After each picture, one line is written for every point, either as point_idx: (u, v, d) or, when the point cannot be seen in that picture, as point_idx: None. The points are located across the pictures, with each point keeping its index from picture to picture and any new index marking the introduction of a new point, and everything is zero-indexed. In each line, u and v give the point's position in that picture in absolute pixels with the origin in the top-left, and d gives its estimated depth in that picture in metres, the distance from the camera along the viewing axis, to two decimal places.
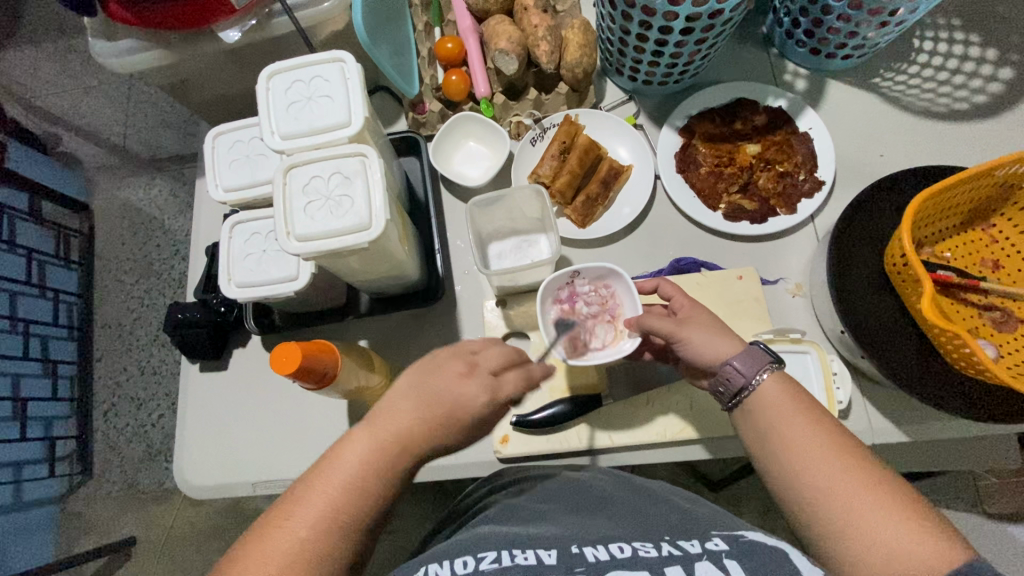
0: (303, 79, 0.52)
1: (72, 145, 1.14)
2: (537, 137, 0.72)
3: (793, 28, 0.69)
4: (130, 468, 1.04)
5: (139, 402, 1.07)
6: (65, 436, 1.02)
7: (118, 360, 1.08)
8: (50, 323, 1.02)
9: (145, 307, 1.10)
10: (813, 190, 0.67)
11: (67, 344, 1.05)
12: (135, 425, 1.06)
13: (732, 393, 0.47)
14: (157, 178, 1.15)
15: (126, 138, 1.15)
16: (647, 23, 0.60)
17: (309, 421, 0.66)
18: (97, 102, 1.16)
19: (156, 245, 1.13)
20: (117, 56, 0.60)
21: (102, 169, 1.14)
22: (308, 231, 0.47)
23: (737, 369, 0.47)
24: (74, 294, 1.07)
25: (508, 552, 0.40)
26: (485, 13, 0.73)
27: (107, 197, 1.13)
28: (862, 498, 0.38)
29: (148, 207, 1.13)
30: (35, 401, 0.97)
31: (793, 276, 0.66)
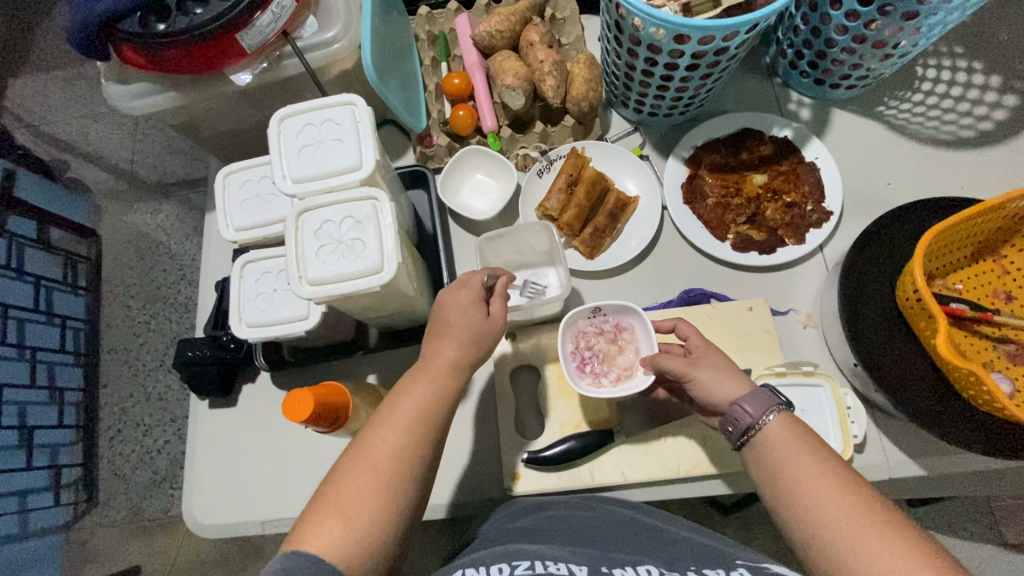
0: (315, 123, 0.52)
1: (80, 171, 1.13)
2: (544, 169, 0.73)
3: (797, 59, 0.70)
4: (135, 496, 1.04)
5: (145, 427, 1.06)
6: (71, 463, 1.02)
7: (125, 386, 1.08)
8: (57, 350, 1.02)
9: (152, 332, 1.10)
10: (822, 220, 0.67)
11: (73, 370, 1.04)
12: (141, 451, 1.05)
13: (738, 432, 0.47)
14: (163, 203, 1.16)
15: (135, 163, 1.16)
16: (653, 60, 0.61)
17: (319, 457, 0.66)
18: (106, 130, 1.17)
19: (163, 270, 1.14)
20: (131, 99, 0.62)
21: (110, 195, 1.15)
22: (321, 275, 0.47)
23: (745, 410, 0.46)
24: (80, 320, 1.07)
25: (540, 561, 0.42)
26: (492, 49, 0.74)
27: (115, 224, 1.14)
28: (866, 536, 0.38)
29: (154, 232, 1.15)
30: (41, 429, 0.97)
31: (803, 307, 0.66)
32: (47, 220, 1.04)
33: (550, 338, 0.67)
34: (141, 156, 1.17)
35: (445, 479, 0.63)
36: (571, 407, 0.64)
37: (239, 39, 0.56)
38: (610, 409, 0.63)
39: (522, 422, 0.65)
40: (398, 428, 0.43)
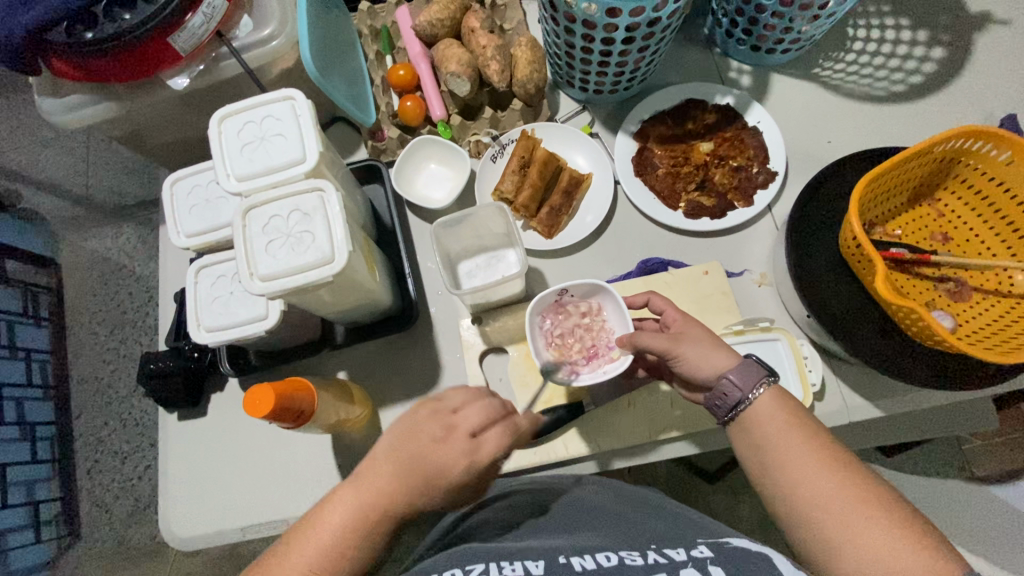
0: (254, 120, 0.52)
1: (34, 201, 1.05)
2: (497, 153, 0.74)
3: (732, 28, 0.72)
4: (119, 524, 1.02)
5: (123, 455, 1.04)
6: (49, 498, 0.98)
7: (98, 416, 1.04)
8: (24, 385, 0.97)
9: (122, 358, 1.06)
10: (768, 181, 0.69)
11: (42, 405, 0.99)
12: (121, 480, 1.03)
13: (728, 407, 0.48)
14: (124, 226, 1.12)
15: (90, 188, 1.10)
16: (590, 36, 0.62)
17: (296, 457, 0.66)
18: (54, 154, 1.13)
19: (129, 293, 1.10)
20: (66, 112, 0.60)
21: (69, 222, 1.09)
22: (272, 270, 0.47)
23: (733, 382, 0.47)
24: (45, 352, 1.01)
25: (497, 563, 0.41)
26: (434, 38, 0.74)
27: (73, 250, 1.09)
28: (854, 514, 0.40)
29: (116, 256, 1.10)
30: (15, 466, 0.92)
31: (757, 266, 0.68)
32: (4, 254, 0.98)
33: (514, 318, 0.67)
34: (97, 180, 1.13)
35: None
36: (540, 383, 0.65)
37: (171, 41, 0.56)
38: None
39: None
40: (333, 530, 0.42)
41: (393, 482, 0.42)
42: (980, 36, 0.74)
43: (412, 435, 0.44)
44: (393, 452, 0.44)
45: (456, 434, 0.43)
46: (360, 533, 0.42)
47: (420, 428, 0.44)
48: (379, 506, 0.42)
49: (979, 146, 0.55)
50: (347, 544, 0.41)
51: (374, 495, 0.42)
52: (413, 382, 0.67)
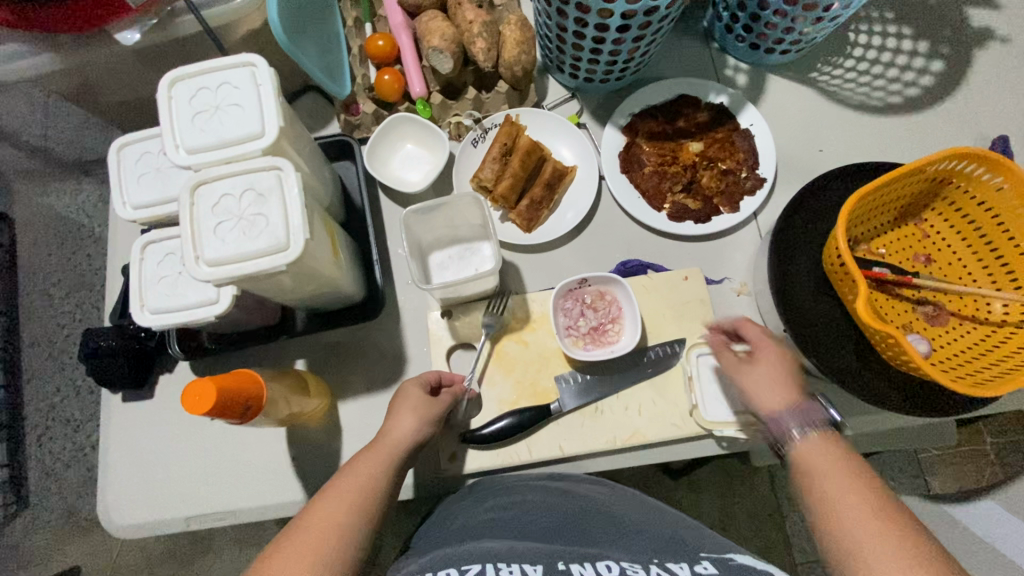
0: (210, 86, 0.47)
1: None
2: (479, 138, 0.70)
3: (732, 23, 0.69)
4: None
5: (75, 423, 1.07)
6: None
7: (50, 381, 1.07)
8: None
9: (78, 324, 1.09)
10: (755, 187, 0.67)
11: None
12: (72, 449, 1.03)
13: (777, 443, 0.49)
14: (84, 183, 1.07)
15: (48, 140, 1.12)
16: (583, 20, 0.58)
17: (247, 446, 0.62)
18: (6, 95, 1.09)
19: (87, 255, 1.12)
20: (0, 61, 0.54)
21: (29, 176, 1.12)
22: (219, 254, 0.43)
23: (785, 421, 0.48)
24: None
25: (493, 564, 0.40)
26: (418, 9, 0.69)
27: (31, 208, 1.12)
28: (883, 553, 0.38)
29: (76, 216, 1.12)
30: None
31: (737, 275, 0.66)
32: None
33: (485, 314, 0.65)
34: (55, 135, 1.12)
35: None
36: (507, 383, 0.62)
37: None
38: (549, 381, 0.62)
39: None
40: (364, 472, 0.47)
41: (409, 420, 0.52)
42: (980, 52, 0.72)
43: (402, 394, 0.54)
44: (390, 423, 0.52)
45: (421, 381, 0.55)
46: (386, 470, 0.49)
47: (407, 390, 0.54)
48: (393, 445, 0.50)
49: (973, 169, 0.53)
50: (379, 480, 0.47)
51: (389, 447, 0.50)
52: (375, 374, 0.64)
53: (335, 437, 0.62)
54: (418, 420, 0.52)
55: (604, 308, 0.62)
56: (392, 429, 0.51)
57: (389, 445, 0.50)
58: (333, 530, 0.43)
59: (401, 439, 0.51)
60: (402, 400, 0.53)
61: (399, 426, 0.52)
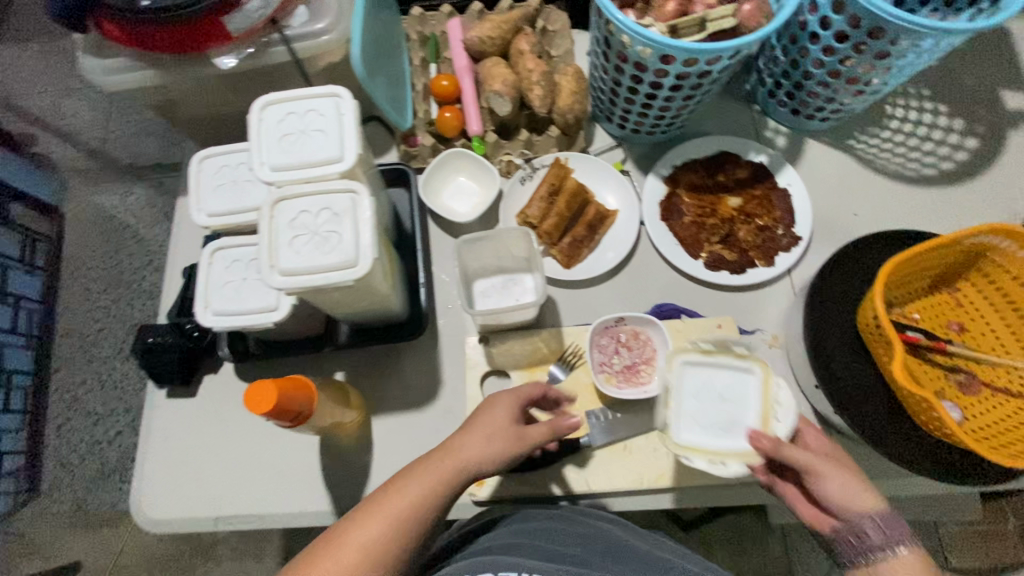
0: (297, 112, 0.52)
1: (47, 145, 1.11)
2: (527, 176, 0.74)
3: (775, 89, 0.73)
4: (80, 487, 1.06)
5: (96, 417, 1.08)
6: (13, 450, 0.99)
7: (78, 373, 1.08)
8: (7, 330, 0.98)
9: (111, 316, 1.13)
10: (791, 245, 0.69)
11: (23, 353, 1.01)
12: (90, 441, 1.08)
13: (858, 551, 0.45)
14: (135, 185, 1.22)
15: (108, 142, 1.19)
16: (639, 77, 0.62)
17: (281, 453, 0.64)
18: (33, 65, 1.11)
19: (130, 254, 1.18)
20: (107, 74, 0.60)
21: (79, 170, 1.16)
22: (293, 265, 0.47)
23: (879, 528, 0.45)
24: (35, 301, 1.03)
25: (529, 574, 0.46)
26: (482, 55, 0.74)
27: (77, 200, 1.15)
28: None
29: (122, 214, 1.18)
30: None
31: (770, 327, 0.68)
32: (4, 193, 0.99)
33: (521, 344, 0.67)
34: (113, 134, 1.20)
35: None
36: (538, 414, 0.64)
37: (227, 21, 0.56)
38: (578, 416, 0.63)
39: None
40: (418, 483, 0.45)
41: (480, 436, 0.49)
42: (1014, 133, 0.75)
43: (490, 404, 0.52)
44: (465, 436, 0.49)
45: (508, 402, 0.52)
46: (444, 488, 0.46)
47: (497, 404, 0.52)
48: (458, 461, 0.47)
49: (1007, 245, 0.55)
50: (432, 497, 0.45)
51: (452, 460, 0.47)
52: (410, 392, 0.66)
53: (365, 452, 0.64)
54: (513, 423, 0.51)
55: (640, 348, 0.64)
56: (460, 446, 0.48)
57: (490, 431, 0.50)
58: (365, 552, 0.42)
59: (475, 453, 0.48)
60: (484, 417, 0.51)
61: (468, 446, 0.48)
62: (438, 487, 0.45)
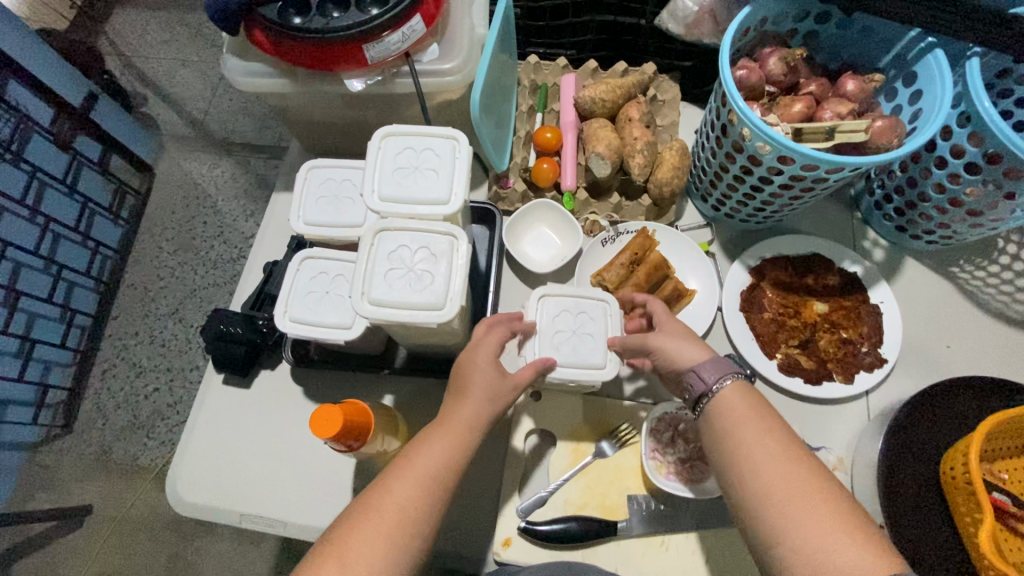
0: (415, 147, 0.53)
1: (155, 109, 1.53)
2: (609, 239, 0.72)
3: (884, 201, 0.70)
4: (109, 437, 1.36)
5: (140, 369, 1.40)
6: (59, 385, 1.35)
7: (132, 324, 1.43)
8: (82, 272, 1.38)
9: (173, 279, 1.45)
10: (874, 365, 0.66)
11: (88, 294, 1.40)
12: (128, 393, 1.39)
13: (696, 396, 0.50)
14: (223, 159, 1.53)
15: (207, 115, 1.54)
16: (749, 169, 0.61)
17: (317, 466, 0.64)
18: (190, 77, 1.55)
19: (202, 222, 1.50)
20: (245, 75, 0.63)
21: (176, 138, 1.54)
22: (384, 297, 0.48)
23: (700, 375, 0.50)
24: (111, 249, 1.43)
25: None
26: (590, 114, 0.75)
27: (172, 167, 1.52)
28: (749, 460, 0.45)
29: (205, 183, 1.51)
30: (41, 343, 1.30)
31: (836, 449, 0.64)
32: (110, 151, 1.41)
33: (573, 407, 0.65)
34: (214, 111, 1.55)
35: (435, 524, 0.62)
36: (579, 485, 0.62)
37: (365, 49, 0.58)
38: (619, 497, 0.61)
39: (525, 486, 0.64)
40: (439, 445, 0.48)
41: (478, 406, 0.50)
42: None
43: (469, 363, 0.52)
44: (473, 360, 0.52)
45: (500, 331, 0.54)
46: (459, 452, 0.48)
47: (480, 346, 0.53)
48: (465, 425, 0.49)
49: None
50: (452, 459, 0.47)
51: (458, 430, 0.49)
52: None
53: None
54: (482, 412, 0.50)
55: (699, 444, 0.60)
56: (461, 414, 0.49)
57: (453, 430, 0.48)
58: (397, 517, 0.44)
59: (470, 423, 0.49)
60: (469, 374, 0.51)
61: (472, 403, 0.50)
62: (455, 449, 0.48)
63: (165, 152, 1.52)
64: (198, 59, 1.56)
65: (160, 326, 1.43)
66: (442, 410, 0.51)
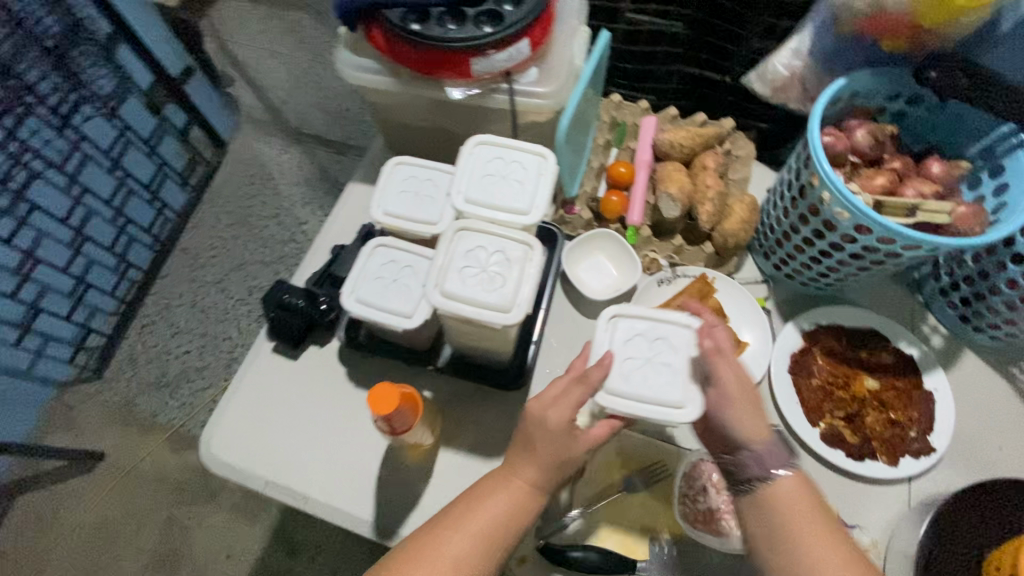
0: (504, 158, 0.56)
1: (238, 90, 1.63)
2: (666, 278, 0.73)
3: (950, 289, 0.70)
4: (134, 390, 1.39)
5: (177, 330, 1.44)
6: (100, 331, 1.39)
7: (179, 285, 1.48)
8: (145, 229, 1.44)
9: (224, 250, 1.52)
10: (921, 451, 0.64)
11: (145, 251, 1.44)
12: (162, 350, 1.43)
13: (746, 478, 0.50)
14: (292, 146, 1.60)
15: (284, 102, 1.62)
16: (821, 233, 0.62)
17: (348, 449, 0.66)
18: (275, 66, 1.65)
19: (262, 202, 1.56)
20: (354, 70, 0.67)
21: (252, 120, 1.62)
22: (455, 292, 0.49)
23: (755, 459, 0.49)
24: (174, 212, 1.49)
25: None
26: (665, 157, 0.77)
27: (244, 146, 1.60)
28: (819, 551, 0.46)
29: (272, 165, 1.59)
30: (94, 288, 1.36)
31: (871, 531, 0.62)
32: (193, 122, 1.50)
33: (607, 438, 0.65)
34: (291, 100, 1.63)
35: None
36: (602, 518, 0.61)
37: (473, 63, 0.61)
38: (641, 537, 0.60)
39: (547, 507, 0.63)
40: (497, 506, 0.50)
41: (541, 469, 0.51)
42: None
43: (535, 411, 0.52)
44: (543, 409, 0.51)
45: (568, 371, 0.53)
46: (518, 519, 0.50)
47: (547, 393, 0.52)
48: (523, 486, 0.51)
49: None
50: (510, 524, 0.50)
51: (516, 491, 0.50)
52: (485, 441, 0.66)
53: (425, 478, 0.64)
54: (546, 469, 0.51)
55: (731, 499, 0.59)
56: (522, 472, 0.51)
57: (515, 490, 0.50)
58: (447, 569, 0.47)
59: (531, 482, 0.51)
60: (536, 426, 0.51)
61: (532, 465, 0.51)
62: (514, 515, 0.50)
63: (240, 131, 1.60)
64: (287, 51, 1.65)
65: (203, 292, 1.48)
66: (507, 461, 0.52)
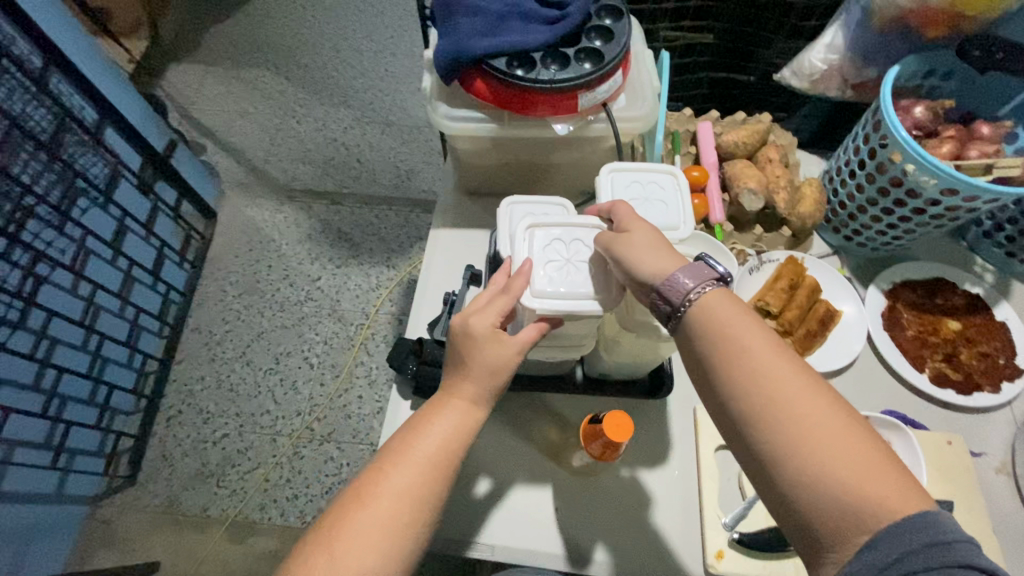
0: (641, 182, 0.60)
1: (216, 158, 1.56)
2: (756, 266, 0.79)
3: (995, 230, 0.80)
4: (177, 485, 1.22)
5: (207, 416, 1.28)
6: (125, 432, 1.25)
7: (200, 368, 1.33)
8: (152, 316, 1.33)
9: (240, 322, 1.37)
10: (1012, 375, 0.73)
11: (152, 338, 1.32)
12: (197, 440, 1.26)
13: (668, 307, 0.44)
14: (285, 206, 1.50)
15: (268, 162, 1.56)
16: (903, 201, 0.70)
17: (521, 487, 0.67)
18: (250, 129, 1.60)
19: (268, 268, 1.43)
20: (452, 120, 0.69)
21: (238, 184, 1.53)
22: None
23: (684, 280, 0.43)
24: (179, 293, 1.38)
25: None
26: (728, 157, 0.84)
27: (234, 213, 1.49)
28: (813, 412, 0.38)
29: (270, 228, 1.47)
30: (116, 387, 1.24)
31: (995, 453, 0.70)
32: (183, 196, 1.41)
33: None
34: (274, 158, 1.57)
35: (644, 541, 0.64)
36: None
37: (578, 97, 0.65)
38: None
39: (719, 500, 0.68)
40: (432, 424, 0.48)
41: (464, 376, 0.49)
42: None
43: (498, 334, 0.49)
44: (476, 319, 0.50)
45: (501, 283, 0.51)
46: (441, 439, 0.47)
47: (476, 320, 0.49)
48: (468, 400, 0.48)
49: None
50: (447, 442, 0.47)
51: (461, 413, 0.48)
52: (644, 451, 0.69)
53: (604, 499, 0.66)
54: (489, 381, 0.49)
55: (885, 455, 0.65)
56: (465, 389, 0.49)
57: (447, 405, 0.49)
58: (401, 499, 0.45)
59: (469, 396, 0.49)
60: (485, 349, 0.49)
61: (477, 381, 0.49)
62: (436, 434, 0.48)
63: (227, 199, 1.51)
64: (261, 112, 1.61)
65: (226, 370, 1.32)
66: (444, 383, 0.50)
